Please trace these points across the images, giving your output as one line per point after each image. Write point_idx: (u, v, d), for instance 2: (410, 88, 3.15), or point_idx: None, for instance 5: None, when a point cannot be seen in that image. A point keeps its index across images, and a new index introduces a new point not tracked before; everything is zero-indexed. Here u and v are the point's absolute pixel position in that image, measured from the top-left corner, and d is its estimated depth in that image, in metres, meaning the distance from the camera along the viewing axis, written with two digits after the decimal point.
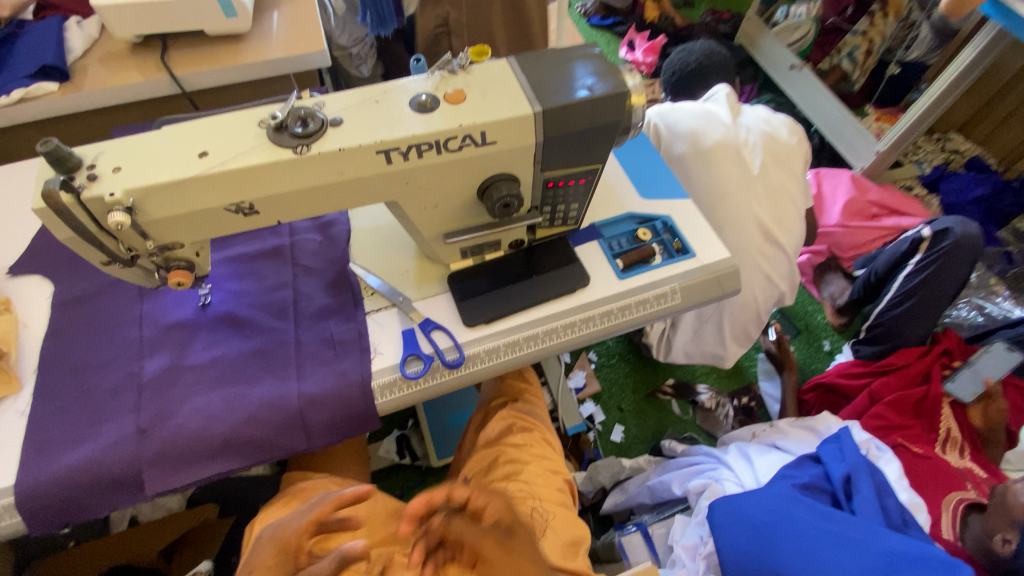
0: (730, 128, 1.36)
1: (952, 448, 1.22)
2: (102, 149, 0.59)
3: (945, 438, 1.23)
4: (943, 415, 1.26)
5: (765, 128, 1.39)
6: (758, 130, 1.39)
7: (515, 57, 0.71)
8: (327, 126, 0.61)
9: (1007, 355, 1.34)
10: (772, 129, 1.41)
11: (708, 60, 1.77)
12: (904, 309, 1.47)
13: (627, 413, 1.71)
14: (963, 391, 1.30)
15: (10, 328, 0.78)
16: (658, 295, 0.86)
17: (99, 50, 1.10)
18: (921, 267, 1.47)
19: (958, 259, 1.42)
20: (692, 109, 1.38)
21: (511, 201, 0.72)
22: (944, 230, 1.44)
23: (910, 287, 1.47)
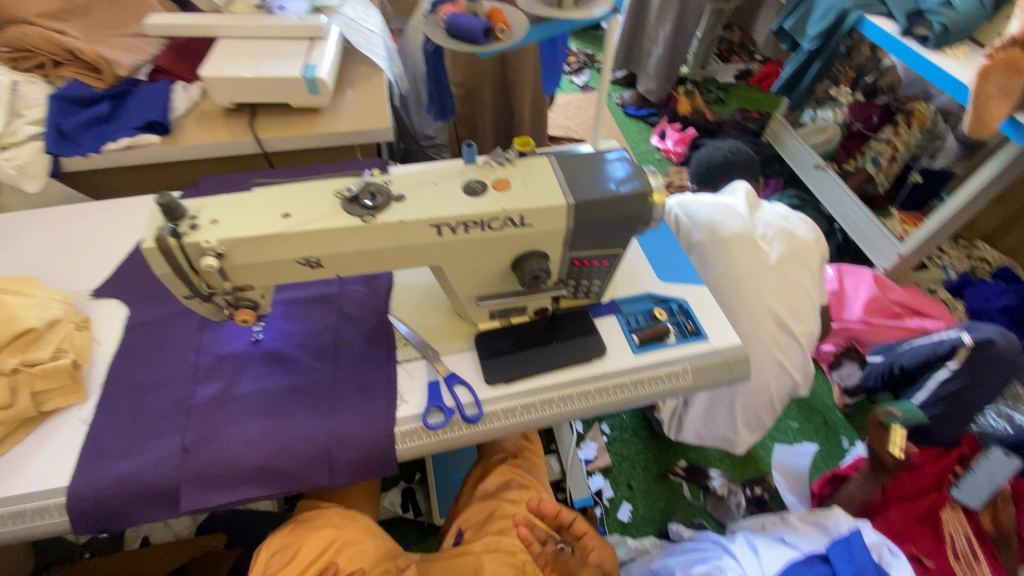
0: (748, 222, 1.46)
1: (966, 557, 1.23)
2: (205, 203, 0.70)
3: (954, 548, 1.25)
4: (950, 522, 1.29)
5: (782, 225, 1.49)
6: (776, 225, 1.49)
7: (554, 155, 0.82)
8: (392, 201, 0.72)
9: (1008, 462, 1.31)
10: (788, 226, 1.50)
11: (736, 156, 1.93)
12: (939, 413, 1.47)
13: (636, 492, 1.70)
14: (969, 497, 1.30)
15: (86, 344, 0.88)
16: (670, 373, 0.91)
17: (196, 111, 1.27)
18: (958, 373, 1.48)
19: (993, 369, 1.46)
20: (712, 201, 1.49)
21: (540, 274, 0.80)
22: (986, 341, 1.45)
23: (947, 392, 1.47)
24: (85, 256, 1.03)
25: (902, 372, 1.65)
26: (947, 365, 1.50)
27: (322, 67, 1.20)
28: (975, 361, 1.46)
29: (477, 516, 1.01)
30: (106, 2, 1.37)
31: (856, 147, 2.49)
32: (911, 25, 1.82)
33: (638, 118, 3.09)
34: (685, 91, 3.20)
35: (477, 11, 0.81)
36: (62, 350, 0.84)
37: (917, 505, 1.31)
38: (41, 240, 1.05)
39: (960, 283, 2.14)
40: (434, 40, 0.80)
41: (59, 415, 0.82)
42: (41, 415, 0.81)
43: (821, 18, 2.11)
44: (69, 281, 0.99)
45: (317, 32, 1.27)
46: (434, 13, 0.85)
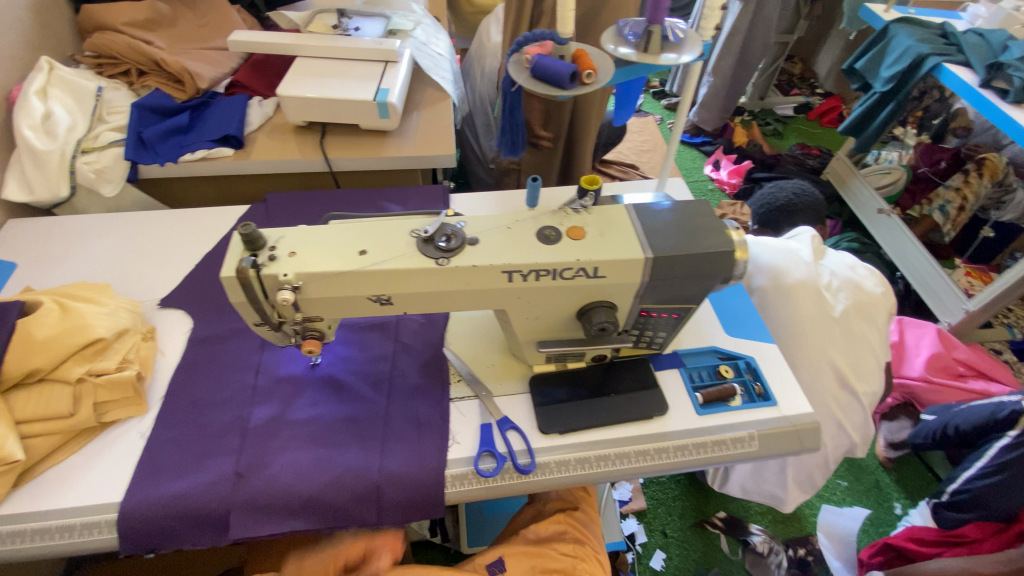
0: (814, 270, 1.39)
1: None
2: (283, 234, 0.71)
3: None
4: None
5: (850, 276, 1.41)
6: (842, 276, 1.40)
7: (632, 204, 0.80)
8: (466, 244, 0.71)
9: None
10: (857, 277, 1.42)
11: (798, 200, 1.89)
12: (995, 483, 1.32)
13: (671, 540, 1.62)
14: None
15: (151, 355, 0.90)
16: (735, 439, 0.86)
17: (269, 126, 1.30)
18: (1020, 442, 1.32)
19: None
20: (776, 246, 1.43)
21: (608, 326, 0.78)
22: None
23: (1005, 460, 1.33)
24: (154, 264, 1.06)
25: (959, 435, 1.51)
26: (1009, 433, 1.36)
27: (393, 92, 1.21)
28: None
29: (519, 563, 0.94)
30: (194, 16, 1.42)
31: (922, 192, 2.35)
32: (990, 77, 1.73)
33: (691, 147, 3.03)
34: (741, 122, 3.13)
35: (564, 54, 0.80)
36: (127, 361, 0.86)
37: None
38: (114, 245, 1.09)
39: None
40: (517, 80, 0.80)
41: (119, 426, 0.84)
42: (101, 424, 0.83)
43: (896, 61, 2.03)
44: (139, 288, 1.01)
45: (391, 56, 1.29)
46: (517, 52, 0.84)
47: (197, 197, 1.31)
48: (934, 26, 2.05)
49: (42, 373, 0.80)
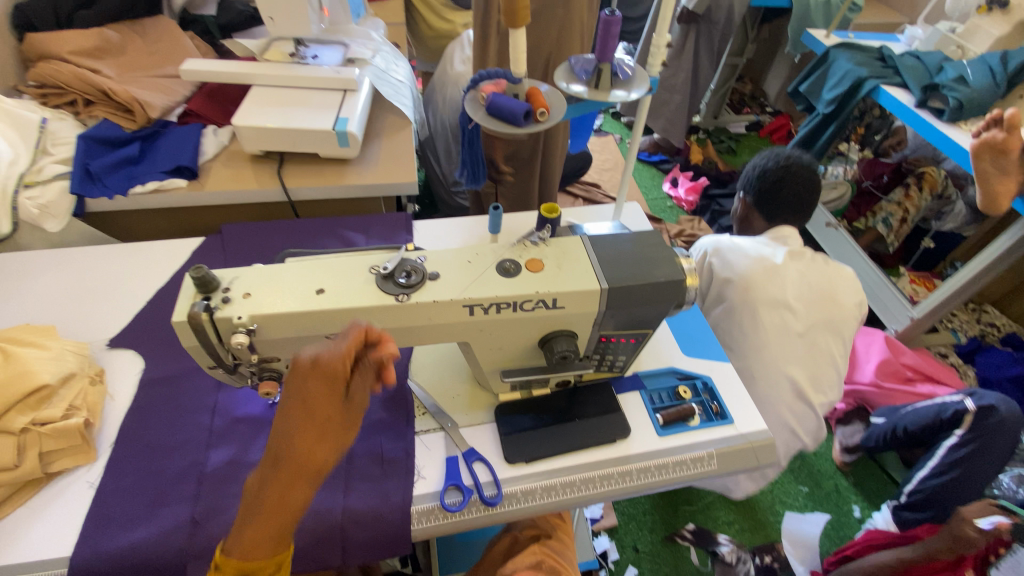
0: (786, 284, 1.34)
1: None
2: (238, 274, 0.70)
3: None
4: None
5: (825, 287, 1.36)
6: (815, 289, 1.36)
7: (589, 236, 0.82)
8: (427, 279, 0.72)
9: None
10: (831, 289, 1.37)
11: (809, 182, 1.48)
12: (948, 481, 1.40)
13: (642, 555, 1.64)
14: None
15: (99, 400, 0.86)
16: (695, 458, 0.88)
17: (225, 156, 1.28)
18: (965, 440, 1.42)
19: (1003, 438, 1.38)
20: (748, 254, 1.39)
21: (569, 354, 0.80)
22: (989, 407, 1.41)
23: (956, 458, 1.41)
24: (103, 302, 1.02)
25: (908, 435, 1.59)
26: (954, 432, 1.46)
27: (353, 120, 1.21)
28: (982, 430, 1.40)
29: None
30: (145, 44, 1.39)
31: (866, 206, 2.47)
32: (926, 97, 1.85)
33: (650, 165, 3.12)
34: (697, 140, 3.26)
35: (517, 92, 0.82)
36: (74, 408, 0.82)
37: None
38: (58, 283, 1.04)
39: (971, 348, 2.10)
40: (474, 117, 0.81)
41: (66, 475, 0.80)
42: (48, 475, 0.79)
43: (837, 84, 2.15)
44: (87, 328, 0.97)
45: (349, 85, 1.29)
46: (474, 89, 0.86)
47: (149, 229, 1.28)
48: (871, 49, 2.18)
49: None
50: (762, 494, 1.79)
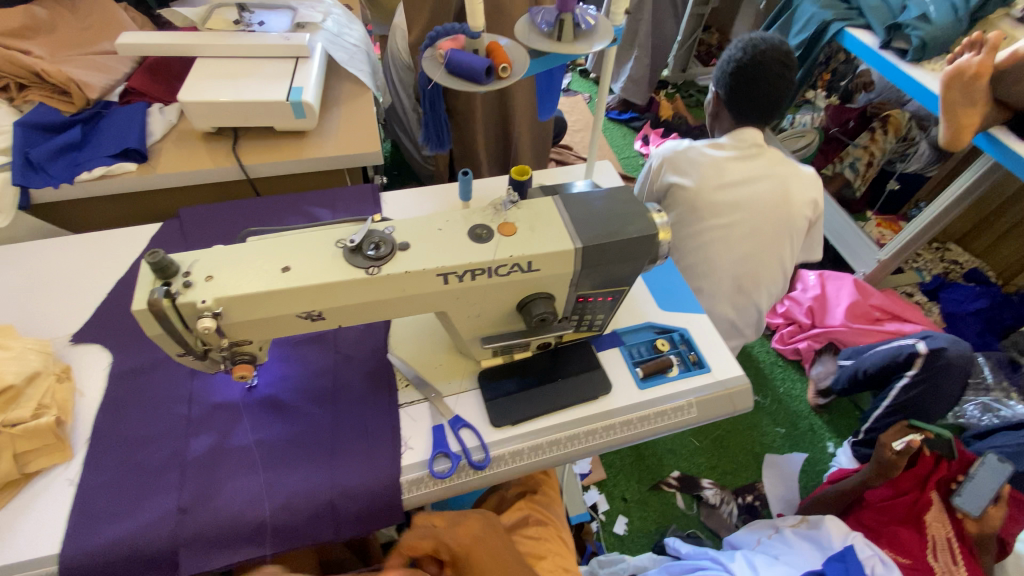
0: (735, 185, 1.27)
1: (943, 555, 1.27)
2: (197, 257, 0.67)
3: (935, 548, 1.28)
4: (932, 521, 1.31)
5: (776, 187, 1.27)
6: (771, 189, 1.27)
7: (560, 195, 0.81)
8: (397, 250, 0.70)
9: (1001, 467, 1.32)
10: (782, 184, 1.27)
11: (780, 73, 1.36)
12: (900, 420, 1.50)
13: (631, 504, 1.70)
14: (971, 503, 1.28)
15: (68, 397, 0.83)
16: (675, 408, 0.91)
17: (176, 136, 1.21)
18: (915, 381, 1.49)
19: (950, 375, 1.46)
20: (694, 159, 1.31)
21: (547, 316, 0.80)
22: (939, 349, 1.46)
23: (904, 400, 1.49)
24: (62, 297, 0.97)
25: (867, 377, 1.65)
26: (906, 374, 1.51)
27: (308, 90, 1.15)
28: (930, 370, 1.47)
29: None
30: (73, 19, 1.29)
31: (834, 152, 2.50)
32: (890, 37, 1.84)
33: (620, 123, 3.08)
34: (666, 94, 3.21)
35: (477, 48, 0.79)
36: (44, 407, 0.79)
37: (896, 504, 1.34)
38: (11, 281, 0.99)
39: (935, 285, 2.17)
40: (432, 77, 0.78)
41: (44, 475, 0.78)
42: (24, 476, 0.77)
43: (803, 28, 2.13)
44: (46, 325, 0.93)
45: (301, 51, 1.22)
46: (432, 46, 0.82)
47: (102, 219, 1.22)
48: None
49: None
50: (742, 438, 1.86)
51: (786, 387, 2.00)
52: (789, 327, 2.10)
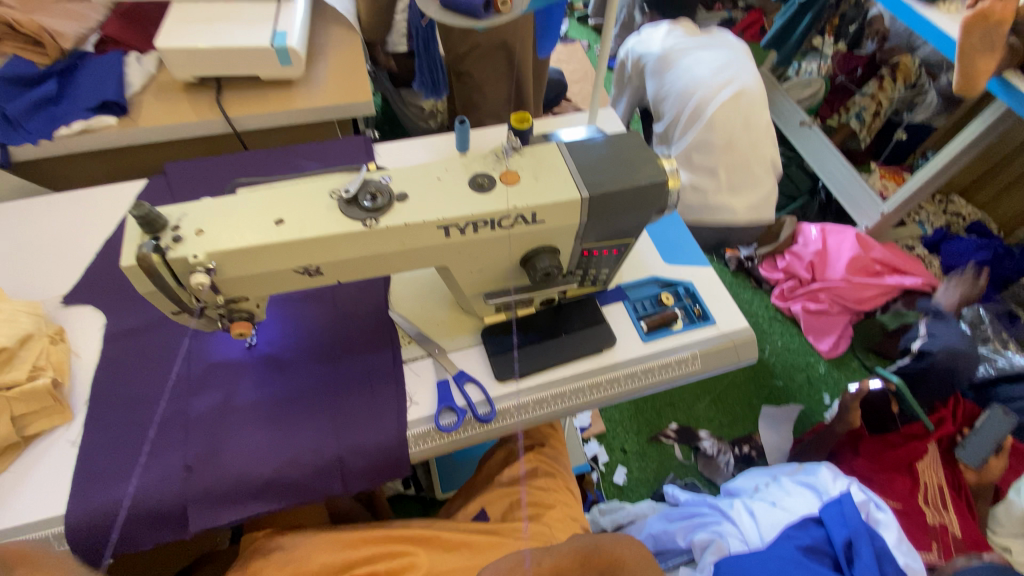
0: (681, 43, 1.68)
1: (935, 500, 1.31)
2: (186, 211, 0.64)
3: (928, 492, 1.33)
4: (929, 468, 1.35)
5: (714, 41, 1.68)
6: (707, 40, 1.68)
7: (564, 142, 0.77)
8: (395, 201, 0.67)
9: (1005, 419, 1.39)
10: (712, 41, 1.67)
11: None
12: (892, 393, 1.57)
13: (630, 455, 1.74)
14: (972, 456, 1.37)
15: (64, 358, 0.82)
16: (680, 359, 0.90)
17: (155, 87, 1.15)
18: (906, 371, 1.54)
19: (936, 381, 1.48)
20: (648, 38, 1.77)
21: (552, 271, 0.77)
22: (926, 351, 1.49)
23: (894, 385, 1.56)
24: (51, 259, 0.94)
25: None
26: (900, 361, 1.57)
27: (293, 35, 1.09)
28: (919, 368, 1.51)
29: (498, 506, 0.99)
30: None
31: (840, 101, 2.39)
32: None
33: None
34: None
35: None
36: (39, 368, 0.78)
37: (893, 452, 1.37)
38: None
39: (937, 239, 2.14)
40: (425, 11, 0.72)
41: (45, 437, 0.77)
42: (25, 439, 0.76)
43: None
44: (34, 286, 0.91)
45: None
46: None
47: (84, 177, 1.17)
48: None
49: None
50: (740, 391, 1.89)
51: (784, 341, 2.01)
52: (789, 282, 2.06)
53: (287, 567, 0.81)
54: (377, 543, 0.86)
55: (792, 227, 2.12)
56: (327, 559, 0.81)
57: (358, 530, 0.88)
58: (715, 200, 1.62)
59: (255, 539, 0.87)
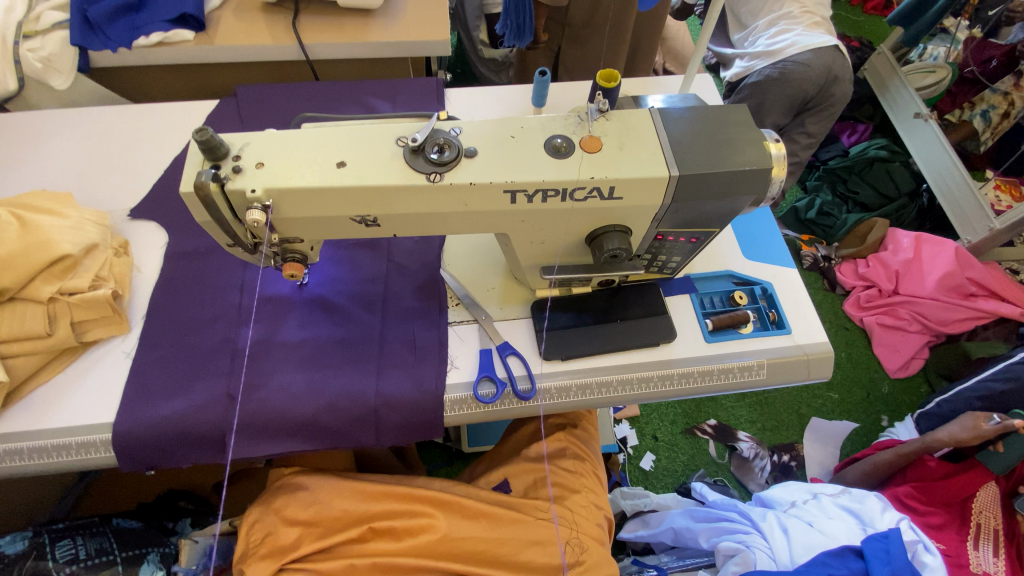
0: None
1: (985, 544, 1.19)
2: (249, 139, 0.61)
3: (976, 532, 1.21)
4: (980, 509, 1.23)
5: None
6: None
7: (659, 109, 0.68)
8: (462, 156, 0.62)
9: None
10: None
11: None
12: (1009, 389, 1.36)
13: (661, 443, 1.68)
14: None
15: (126, 272, 0.84)
16: (743, 367, 0.83)
17: (235, 4, 1.11)
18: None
19: None
20: None
21: (620, 254, 0.70)
22: None
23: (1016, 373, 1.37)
24: (121, 171, 0.96)
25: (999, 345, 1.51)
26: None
27: None
28: None
29: (521, 480, 0.97)
30: None
31: (965, 95, 2.08)
32: None
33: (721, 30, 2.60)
34: None
35: None
36: (101, 279, 0.80)
37: (947, 485, 1.25)
38: (73, 147, 0.98)
39: None
40: None
41: (101, 345, 0.80)
42: (83, 344, 0.80)
43: None
44: (105, 196, 0.93)
45: None
46: None
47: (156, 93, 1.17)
48: None
49: (7, 293, 0.74)
50: (790, 397, 1.78)
51: (849, 352, 1.86)
52: (867, 291, 1.89)
53: (309, 508, 0.84)
54: (397, 497, 0.86)
55: (884, 231, 1.92)
56: (347, 506, 0.84)
57: (385, 482, 0.89)
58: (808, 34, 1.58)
59: (285, 473, 0.90)
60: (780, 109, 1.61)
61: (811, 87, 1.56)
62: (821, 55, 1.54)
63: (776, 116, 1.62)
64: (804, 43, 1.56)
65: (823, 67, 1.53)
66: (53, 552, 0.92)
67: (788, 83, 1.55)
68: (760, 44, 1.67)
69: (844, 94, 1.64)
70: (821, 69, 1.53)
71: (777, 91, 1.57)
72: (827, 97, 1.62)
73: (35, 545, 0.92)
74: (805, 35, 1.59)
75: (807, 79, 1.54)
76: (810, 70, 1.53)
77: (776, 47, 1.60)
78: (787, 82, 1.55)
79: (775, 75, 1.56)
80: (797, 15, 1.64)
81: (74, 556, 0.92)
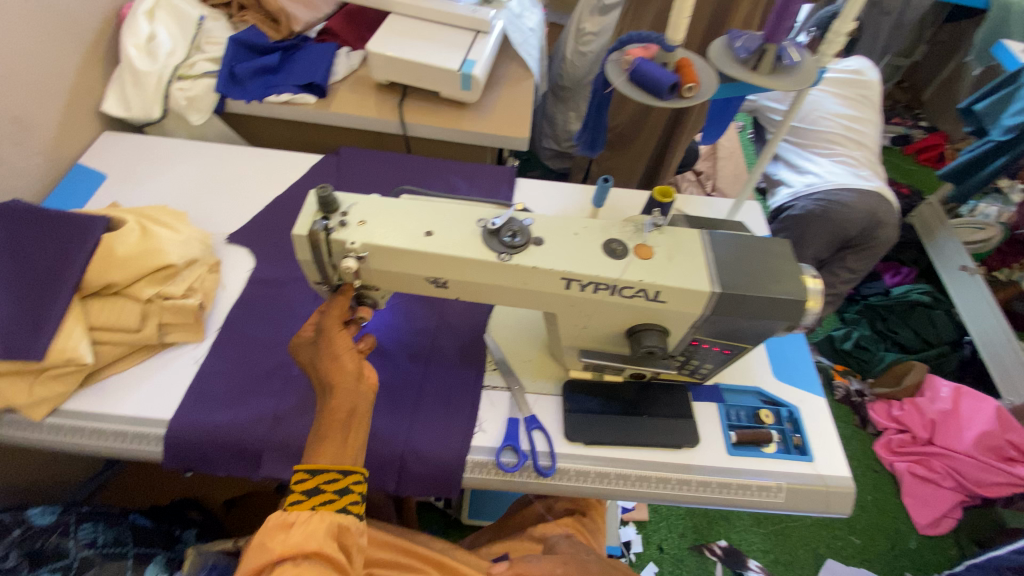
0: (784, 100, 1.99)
1: None
2: (356, 201, 0.72)
3: None
4: None
5: None
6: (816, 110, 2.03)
7: (709, 232, 0.76)
8: (531, 243, 0.71)
9: None
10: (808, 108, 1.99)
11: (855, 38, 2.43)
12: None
13: (666, 556, 1.61)
14: None
15: (213, 287, 0.95)
16: (761, 487, 0.84)
17: (353, 80, 1.31)
18: None
19: None
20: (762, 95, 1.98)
21: (656, 351, 0.76)
22: None
23: None
24: (228, 200, 1.10)
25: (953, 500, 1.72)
26: None
27: (479, 64, 1.20)
28: None
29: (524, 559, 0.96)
30: None
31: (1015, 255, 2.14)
32: None
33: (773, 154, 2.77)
34: None
35: (666, 62, 0.76)
36: (192, 289, 0.91)
37: None
38: (193, 174, 1.14)
39: None
40: (612, 81, 0.77)
41: (176, 348, 0.89)
42: (161, 344, 0.89)
43: (1020, 111, 1.80)
44: (209, 220, 1.07)
45: (483, 26, 1.28)
46: (619, 51, 0.81)
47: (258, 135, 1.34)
48: None
49: (115, 287, 0.87)
50: (807, 531, 1.69)
51: (876, 497, 1.77)
52: (899, 435, 1.83)
53: None
54: (401, 549, 0.89)
55: (921, 375, 1.88)
56: None
57: (392, 532, 0.91)
58: (850, 176, 1.68)
59: None
60: (821, 244, 1.68)
61: (853, 227, 1.64)
62: (865, 198, 1.62)
63: (817, 249, 1.70)
64: (846, 183, 1.65)
65: (867, 210, 1.61)
66: (75, 533, 0.97)
67: (832, 220, 1.63)
68: (803, 181, 1.75)
69: (886, 237, 1.70)
70: (865, 212, 1.62)
71: (820, 225, 1.64)
72: (871, 238, 1.69)
73: (60, 522, 0.97)
74: (849, 178, 1.67)
75: (849, 219, 1.62)
76: (852, 212, 1.61)
77: (819, 185, 1.68)
78: (830, 218, 1.63)
79: (820, 210, 1.64)
80: (840, 156, 1.74)
81: (92, 540, 0.97)
